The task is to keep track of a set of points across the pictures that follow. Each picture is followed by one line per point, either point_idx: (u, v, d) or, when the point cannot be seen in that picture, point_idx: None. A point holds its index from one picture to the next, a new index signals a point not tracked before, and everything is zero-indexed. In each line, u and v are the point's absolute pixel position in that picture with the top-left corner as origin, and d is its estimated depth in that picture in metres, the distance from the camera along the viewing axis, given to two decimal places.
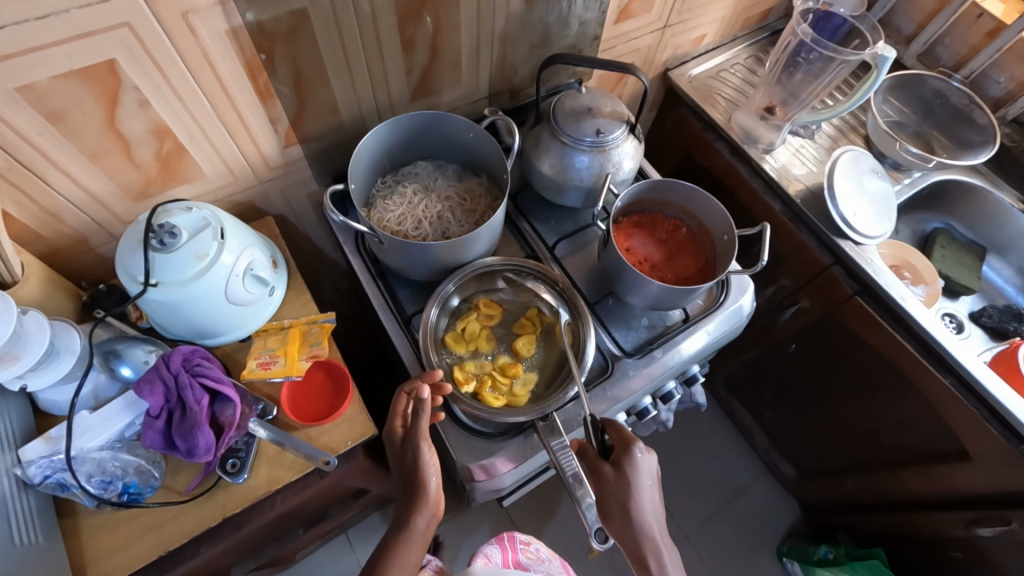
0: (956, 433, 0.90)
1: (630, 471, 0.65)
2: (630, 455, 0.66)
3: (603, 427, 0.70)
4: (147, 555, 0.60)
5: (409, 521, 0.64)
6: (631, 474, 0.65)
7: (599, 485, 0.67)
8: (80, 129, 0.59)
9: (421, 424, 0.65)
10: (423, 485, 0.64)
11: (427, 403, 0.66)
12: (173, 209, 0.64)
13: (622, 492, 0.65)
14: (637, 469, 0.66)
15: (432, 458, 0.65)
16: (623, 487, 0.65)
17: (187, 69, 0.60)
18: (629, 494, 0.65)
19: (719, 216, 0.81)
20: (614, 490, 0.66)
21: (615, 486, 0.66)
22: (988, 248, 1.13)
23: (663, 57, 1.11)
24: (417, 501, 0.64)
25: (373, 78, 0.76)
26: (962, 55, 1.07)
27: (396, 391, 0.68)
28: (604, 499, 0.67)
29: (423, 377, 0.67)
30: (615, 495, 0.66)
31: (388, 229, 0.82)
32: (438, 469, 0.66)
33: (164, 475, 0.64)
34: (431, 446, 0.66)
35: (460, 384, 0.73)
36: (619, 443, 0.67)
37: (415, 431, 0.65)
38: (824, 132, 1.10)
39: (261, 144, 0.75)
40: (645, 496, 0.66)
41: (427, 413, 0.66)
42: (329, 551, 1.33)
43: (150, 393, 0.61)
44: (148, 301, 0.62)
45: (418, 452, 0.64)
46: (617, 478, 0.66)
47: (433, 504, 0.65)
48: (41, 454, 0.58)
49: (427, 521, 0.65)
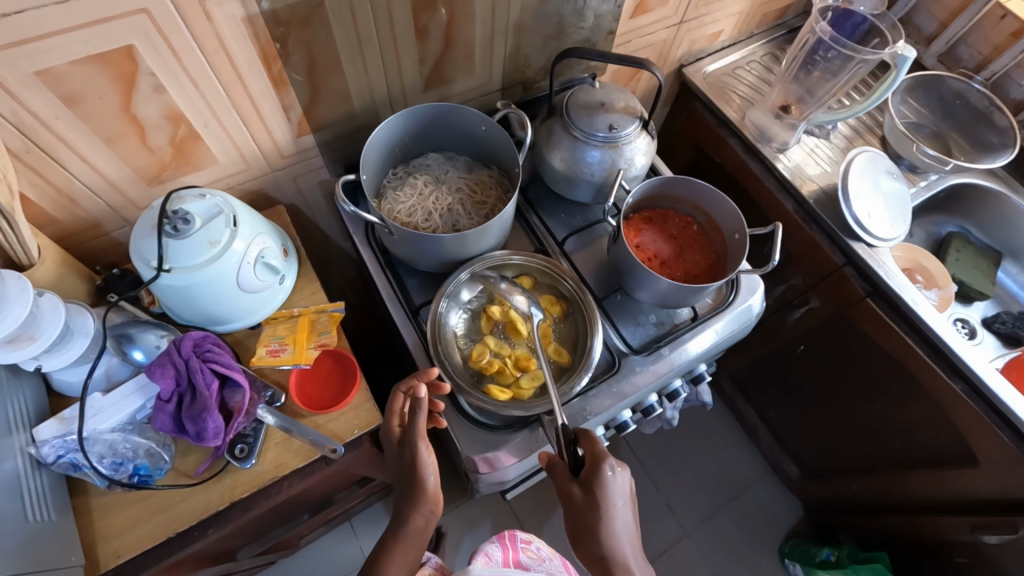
0: (966, 440, 0.89)
1: (600, 493, 0.63)
2: (601, 477, 0.63)
3: (575, 438, 0.67)
4: (156, 534, 0.61)
5: (407, 519, 0.65)
6: (602, 497, 0.62)
7: (571, 507, 0.64)
8: (96, 112, 0.59)
9: (418, 422, 0.66)
10: (420, 483, 0.65)
11: (425, 403, 0.66)
12: (187, 196, 0.65)
13: (591, 516, 0.63)
14: (608, 490, 0.63)
15: (430, 456, 0.66)
16: (595, 509, 0.62)
17: (202, 55, 0.61)
18: (602, 517, 0.63)
19: (730, 215, 0.81)
20: (584, 513, 0.63)
21: (586, 509, 0.63)
22: (1004, 253, 1.12)
23: (678, 52, 1.10)
24: (415, 499, 0.65)
25: (386, 68, 0.76)
26: (985, 55, 1.06)
27: (390, 391, 0.69)
28: (576, 523, 0.64)
29: (418, 376, 0.68)
30: (587, 518, 0.63)
31: (399, 220, 0.82)
32: (436, 468, 0.66)
33: (174, 457, 0.65)
34: (428, 445, 0.66)
35: (473, 358, 0.75)
36: (591, 460, 0.64)
37: (412, 429, 0.66)
38: (841, 131, 1.08)
39: (274, 132, 0.75)
40: (616, 515, 0.64)
41: (423, 412, 0.66)
42: (332, 537, 1.35)
43: (161, 376, 0.62)
44: (160, 287, 0.63)
45: (416, 450, 0.65)
46: (586, 501, 0.63)
47: (431, 501, 0.66)
48: (54, 434, 0.59)
49: (425, 519, 0.66)
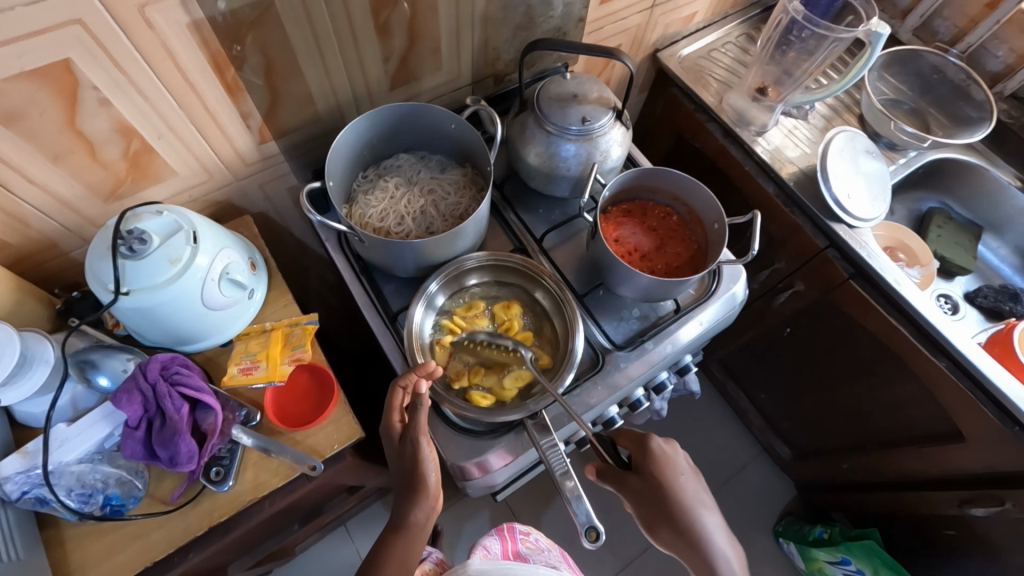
0: (952, 416, 0.90)
1: (658, 464, 0.70)
2: (650, 453, 0.71)
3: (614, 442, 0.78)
4: (132, 564, 0.59)
5: (407, 513, 0.63)
6: (661, 468, 0.70)
7: (634, 494, 0.70)
8: (38, 131, 0.56)
9: (419, 419, 0.63)
10: (421, 479, 0.63)
11: (426, 398, 0.64)
12: (143, 213, 0.62)
13: (659, 494, 0.68)
14: (665, 463, 0.70)
15: (431, 452, 0.64)
16: (662, 486, 0.68)
17: (148, 65, 0.58)
18: (670, 490, 0.68)
19: (710, 204, 0.79)
20: (651, 493, 0.69)
21: (649, 486, 0.69)
22: (985, 227, 1.12)
23: (652, 37, 1.07)
24: (416, 494, 0.63)
25: (349, 67, 0.73)
26: (960, 28, 1.05)
27: (390, 387, 0.66)
28: (647, 510, 0.69)
29: (417, 369, 0.67)
30: (654, 499, 0.68)
31: (371, 226, 0.80)
32: (437, 464, 0.64)
33: (148, 484, 0.63)
34: (430, 441, 0.64)
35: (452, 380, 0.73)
36: (635, 446, 0.73)
37: (413, 425, 0.64)
38: (819, 111, 1.07)
39: (234, 141, 0.72)
40: (685, 486, 0.69)
41: (424, 408, 0.63)
42: (328, 542, 1.34)
43: (128, 404, 0.59)
44: (121, 310, 0.60)
45: (417, 446, 0.63)
46: (646, 481, 0.69)
47: (431, 496, 0.64)
48: (18, 469, 0.57)
49: (426, 514, 0.64)
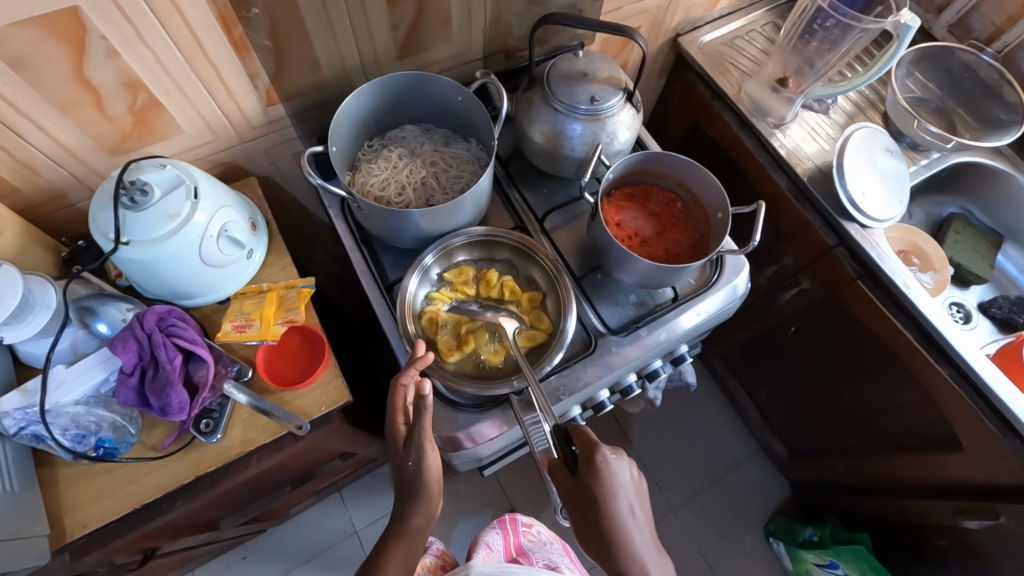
0: (952, 425, 0.88)
1: (595, 481, 0.58)
2: (594, 466, 0.58)
3: (569, 435, 0.63)
4: (120, 507, 0.62)
5: (407, 516, 0.64)
6: (599, 485, 0.58)
7: (570, 499, 0.61)
8: (45, 78, 0.57)
9: (425, 425, 0.62)
10: (423, 484, 0.63)
11: (429, 403, 0.62)
12: (146, 165, 0.63)
13: (592, 509, 0.59)
14: (608, 479, 0.58)
15: (435, 458, 0.64)
16: (595, 504, 0.58)
17: (156, 18, 0.58)
18: (604, 510, 0.58)
19: (714, 191, 0.78)
20: (587, 504, 0.59)
21: (586, 499, 0.59)
22: (1005, 235, 1.08)
23: (673, 21, 1.05)
24: (414, 498, 0.64)
25: (357, 34, 0.73)
26: (997, 26, 1.01)
27: (390, 385, 0.64)
28: (580, 517, 0.60)
29: (416, 362, 0.64)
30: (586, 512, 0.59)
31: (372, 195, 0.80)
32: (440, 472, 0.65)
33: (141, 430, 0.65)
34: (434, 445, 0.64)
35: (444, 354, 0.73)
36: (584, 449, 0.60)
37: (418, 431, 0.63)
38: (841, 106, 1.04)
39: (240, 101, 0.73)
40: (621, 509, 0.58)
41: (429, 414, 0.62)
42: (322, 507, 1.38)
43: (123, 351, 0.61)
44: (121, 260, 0.62)
45: (422, 452, 0.63)
46: (584, 491, 0.59)
47: (432, 502, 0.64)
48: (16, 406, 0.59)
49: (425, 517, 0.64)
